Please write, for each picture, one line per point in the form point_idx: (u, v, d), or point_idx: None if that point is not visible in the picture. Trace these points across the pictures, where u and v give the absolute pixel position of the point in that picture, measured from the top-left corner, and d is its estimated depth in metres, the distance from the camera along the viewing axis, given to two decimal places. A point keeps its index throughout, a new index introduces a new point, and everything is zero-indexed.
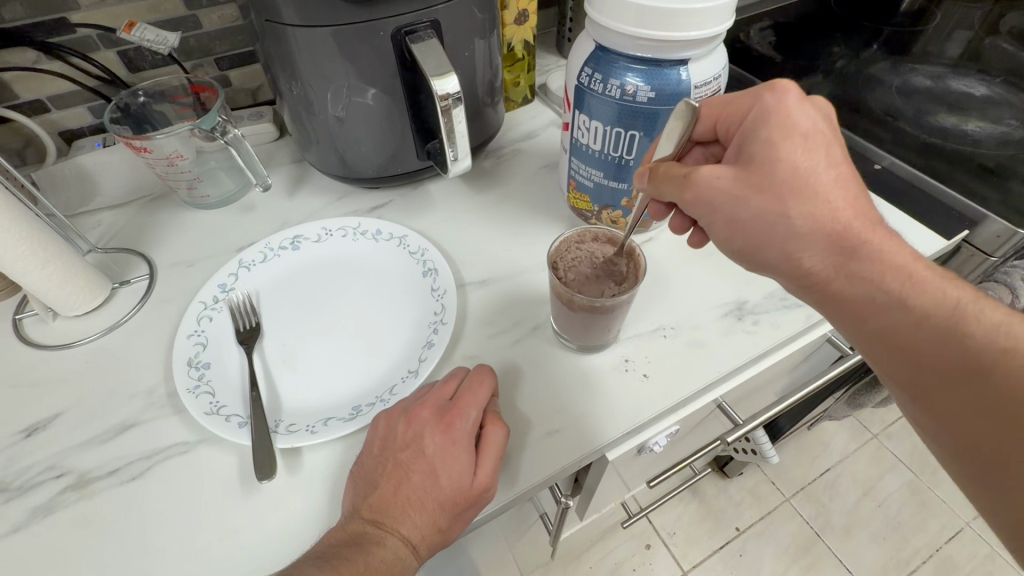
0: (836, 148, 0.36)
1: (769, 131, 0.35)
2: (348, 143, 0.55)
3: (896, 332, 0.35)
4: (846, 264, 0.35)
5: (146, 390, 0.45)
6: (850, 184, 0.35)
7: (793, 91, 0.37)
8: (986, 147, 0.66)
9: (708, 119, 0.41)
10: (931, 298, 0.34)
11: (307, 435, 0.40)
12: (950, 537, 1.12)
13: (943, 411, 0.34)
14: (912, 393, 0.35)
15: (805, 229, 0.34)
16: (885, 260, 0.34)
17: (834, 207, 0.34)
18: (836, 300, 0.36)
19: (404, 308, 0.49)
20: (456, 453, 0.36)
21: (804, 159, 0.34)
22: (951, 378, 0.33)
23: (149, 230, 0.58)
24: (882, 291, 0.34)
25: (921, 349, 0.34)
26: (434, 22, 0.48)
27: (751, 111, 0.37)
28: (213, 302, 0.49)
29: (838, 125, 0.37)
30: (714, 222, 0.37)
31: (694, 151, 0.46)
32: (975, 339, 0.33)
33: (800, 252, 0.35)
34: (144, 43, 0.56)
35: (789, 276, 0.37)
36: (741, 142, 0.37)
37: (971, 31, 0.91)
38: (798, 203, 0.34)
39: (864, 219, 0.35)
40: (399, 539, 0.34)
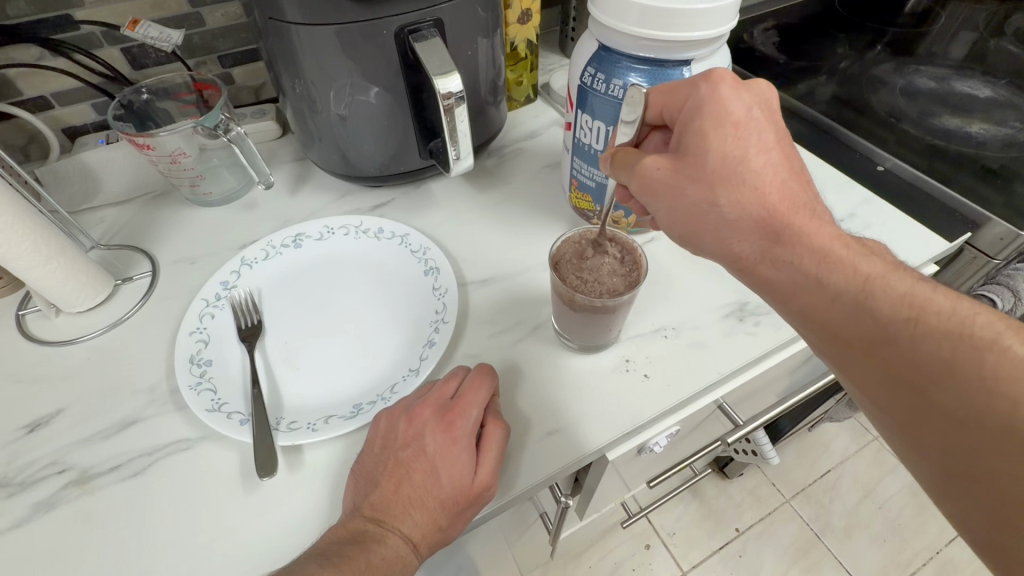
0: (771, 135, 0.35)
1: (703, 120, 0.35)
2: (351, 141, 0.55)
3: (813, 309, 0.33)
4: (775, 250, 0.34)
5: (147, 387, 0.45)
6: (779, 168, 0.35)
7: (727, 80, 0.36)
8: (990, 149, 0.66)
9: (655, 107, 0.40)
10: (843, 275, 0.32)
11: (308, 433, 0.40)
12: (951, 540, 1.11)
13: (865, 387, 0.32)
14: (838, 370, 0.34)
15: (735, 217, 0.34)
16: (805, 240, 0.33)
17: (761, 192, 0.34)
18: (762, 284, 0.35)
19: (404, 306, 0.49)
20: (455, 453, 0.36)
21: (734, 147, 0.34)
22: (865, 352, 0.32)
23: (152, 226, 0.58)
24: (802, 273, 0.33)
25: (836, 326, 0.32)
26: (437, 21, 0.48)
27: (686, 102, 0.37)
28: (215, 300, 0.49)
29: (775, 111, 0.37)
30: (660, 208, 0.37)
31: (654, 137, 0.45)
32: (884, 308, 0.31)
33: (730, 239, 0.35)
34: (147, 40, 0.57)
35: (723, 261, 0.36)
36: (680, 131, 0.37)
37: (976, 33, 0.90)
38: (725, 191, 0.34)
39: (786, 201, 0.34)
40: (400, 538, 0.34)
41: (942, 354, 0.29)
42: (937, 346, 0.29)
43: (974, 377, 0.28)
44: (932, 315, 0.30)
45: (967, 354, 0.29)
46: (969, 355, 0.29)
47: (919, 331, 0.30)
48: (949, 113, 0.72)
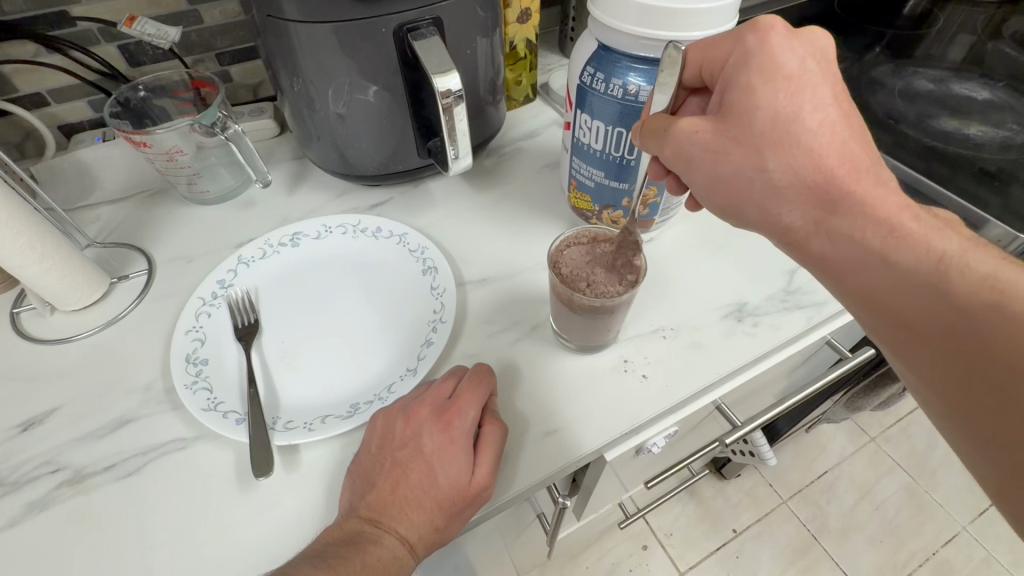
0: (825, 85, 0.33)
1: (749, 75, 0.33)
2: (349, 140, 0.55)
3: (872, 282, 0.33)
4: (822, 217, 0.33)
5: (143, 386, 0.44)
6: (837, 127, 0.33)
7: (778, 26, 0.34)
8: (987, 151, 0.66)
9: (692, 66, 0.38)
10: (912, 251, 0.32)
11: (305, 432, 0.40)
12: (947, 541, 1.12)
13: (926, 364, 0.32)
14: (892, 347, 0.34)
15: (783, 183, 0.33)
16: (867, 210, 0.32)
17: (815, 154, 0.33)
18: (817, 257, 0.35)
19: (402, 306, 0.49)
20: (454, 453, 0.36)
21: (786, 104, 0.33)
22: (931, 330, 0.31)
23: (149, 225, 0.58)
24: (863, 247, 0.33)
25: (900, 303, 0.32)
26: (436, 20, 0.48)
27: (731, 56, 0.35)
28: (211, 298, 0.49)
29: (830, 59, 0.34)
30: (695, 175, 0.36)
31: (693, 100, 0.43)
32: (959, 290, 0.30)
33: (777, 209, 0.34)
34: (144, 37, 0.57)
35: (769, 233, 0.36)
36: (722, 90, 0.35)
37: (973, 35, 0.90)
38: (775, 154, 0.33)
39: (848, 167, 0.33)
40: (396, 539, 0.34)
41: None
42: (1010, 327, 0.29)
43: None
44: (1015, 295, 0.29)
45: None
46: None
47: (1001, 310, 0.29)
48: (947, 115, 0.72)
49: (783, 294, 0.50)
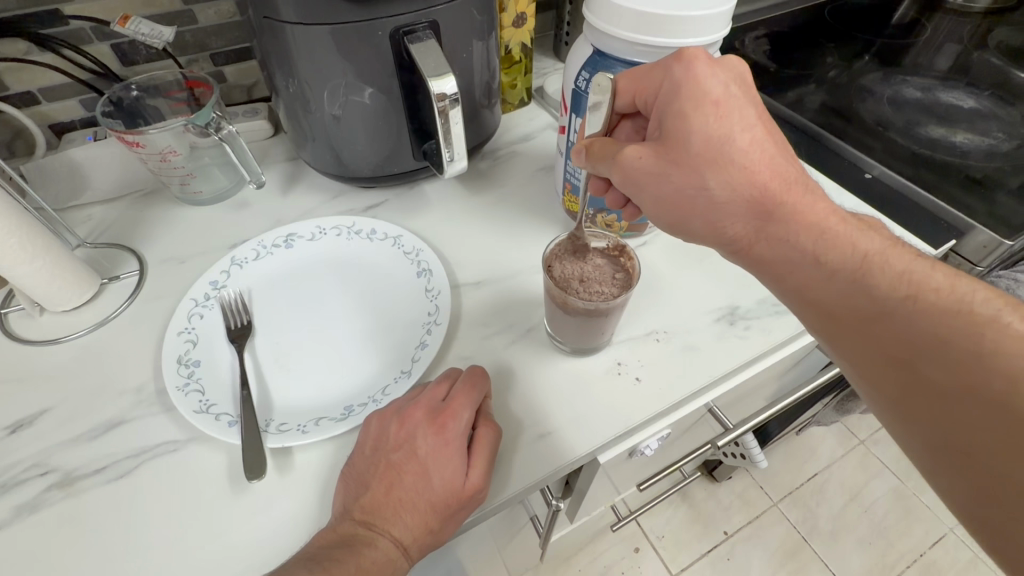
0: (750, 109, 0.35)
1: (682, 104, 0.35)
2: (344, 142, 0.55)
3: (807, 283, 0.35)
4: (764, 230, 0.35)
5: (133, 387, 0.44)
6: (765, 145, 0.35)
7: (701, 59, 0.36)
8: (974, 158, 0.67)
9: (625, 94, 0.41)
10: (841, 253, 0.34)
11: (298, 435, 0.40)
12: (934, 542, 1.13)
13: (856, 359, 0.34)
14: (827, 344, 0.36)
15: (726, 199, 0.35)
16: (799, 218, 0.35)
17: (751, 171, 0.34)
18: (761, 263, 0.36)
19: (397, 307, 0.49)
20: (441, 455, 0.36)
21: (717, 128, 0.34)
22: (862, 326, 0.33)
23: (141, 225, 0.58)
24: (799, 251, 0.35)
25: (833, 302, 0.34)
26: (432, 23, 0.48)
27: (663, 85, 0.37)
28: (204, 300, 0.49)
29: (750, 86, 0.37)
30: (643, 197, 0.38)
31: (625, 125, 0.47)
32: (882, 287, 0.33)
33: (722, 221, 0.35)
34: (138, 36, 0.57)
35: (715, 245, 0.37)
36: (659, 115, 0.37)
37: (960, 45, 0.92)
38: (714, 172, 0.34)
39: (782, 180, 0.35)
40: (390, 540, 0.34)
41: (937, 328, 0.31)
42: (929, 320, 0.32)
43: (967, 355, 0.30)
44: (929, 292, 0.32)
45: (966, 329, 0.31)
46: (963, 329, 0.31)
47: (918, 308, 0.32)
48: (934, 122, 0.73)
49: (774, 298, 0.51)
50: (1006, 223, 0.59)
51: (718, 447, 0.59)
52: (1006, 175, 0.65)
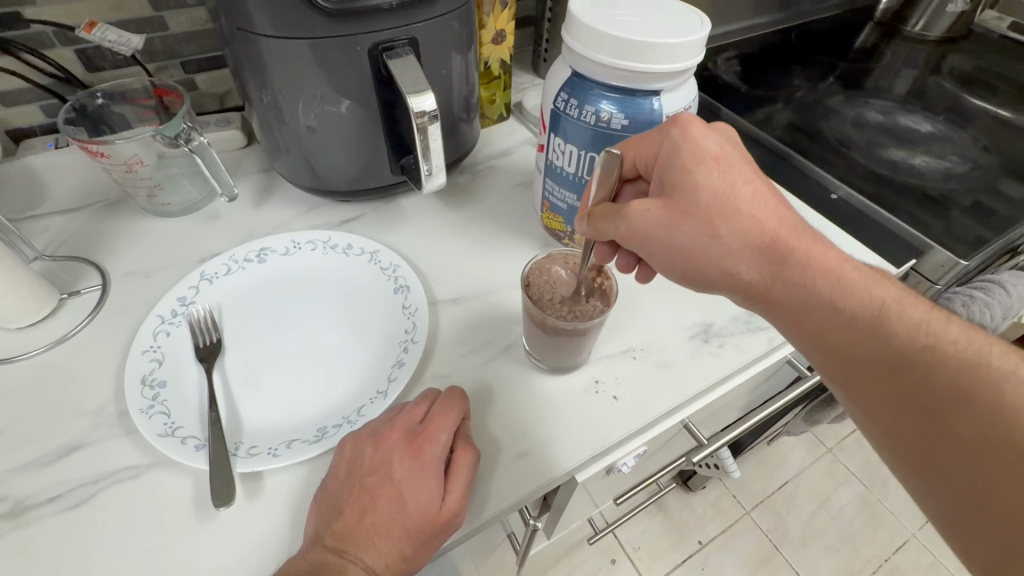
0: (748, 165, 0.37)
1: (684, 161, 0.36)
2: (320, 155, 0.54)
3: (823, 330, 0.35)
4: (778, 276, 0.35)
5: (93, 409, 0.42)
6: (767, 197, 0.36)
7: (695, 122, 0.37)
8: (932, 180, 0.70)
9: (629, 161, 0.41)
10: (857, 299, 0.34)
11: (269, 459, 0.38)
12: (898, 547, 1.17)
13: (876, 408, 0.33)
14: (843, 392, 0.35)
15: (738, 245, 0.35)
16: (812, 266, 0.35)
17: (760, 222, 0.35)
18: (776, 309, 0.36)
19: (373, 325, 0.48)
20: (422, 488, 0.35)
21: (722, 182, 0.35)
22: (882, 374, 0.33)
23: (104, 237, 0.55)
24: (816, 298, 0.35)
25: (851, 348, 0.34)
26: (412, 39, 0.48)
27: (663, 147, 0.38)
28: (171, 317, 0.47)
29: (742, 147, 0.38)
30: (651, 251, 0.38)
31: (625, 189, 0.45)
32: (900, 336, 0.33)
33: (735, 267, 0.36)
34: (105, 43, 0.54)
35: (729, 290, 0.37)
36: (662, 171, 0.38)
37: (918, 70, 0.97)
38: (725, 223, 0.35)
39: (789, 229, 0.36)
40: (362, 568, 0.33)
41: (956, 376, 0.31)
42: (949, 370, 0.31)
43: (988, 404, 0.30)
44: (946, 342, 0.32)
45: (982, 378, 0.30)
46: (986, 378, 0.30)
47: (937, 357, 0.32)
48: (895, 145, 0.76)
49: (746, 316, 0.52)
50: (962, 243, 0.62)
51: (694, 464, 0.61)
52: (961, 197, 0.68)
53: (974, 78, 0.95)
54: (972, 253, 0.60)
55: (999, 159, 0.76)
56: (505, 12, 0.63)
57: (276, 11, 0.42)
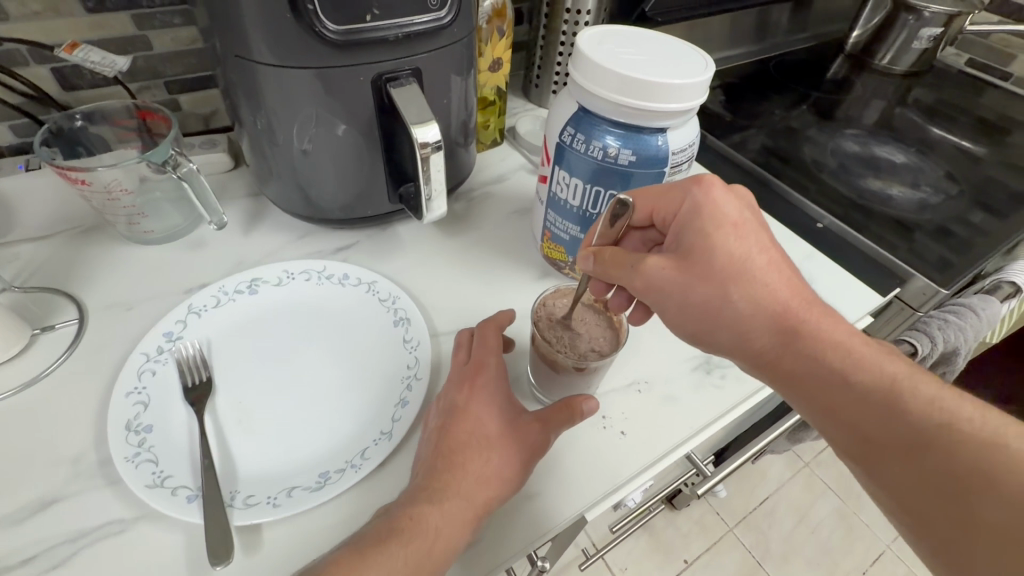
0: (765, 234, 0.38)
1: (701, 223, 0.38)
2: (316, 183, 0.53)
3: (840, 410, 0.34)
4: (789, 344, 0.36)
5: (71, 457, 0.39)
6: (784, 267, 0.37)
7: (718, 184, 0.39)
8: (909, 209, 0.73)
9: (643, 209, 0.42)
10: (872, 376, 0.34)
11: (268, 509, 0.36)
12: (874, 559, 1.20)
13: (896, 494, 0.32)
14: (864, 477, 0.34)
15: (748, 312, 0.36)
16: (824, 339, 0.35)
17: (774, 291, 0.36)
18: (788, 381, 0.36)
19: (373, 360, 0.47)
20: (491, 375, 0.43)
21: (737, 246, 0.37)
22: (901, 457, 0.32)
23: (80, 266, 0.52)
24: (827, 370, 0.35)
25: (865, 426, 0.33)
26: (415, 70, 0.47)
27: (682, 206, 0.39)
28: (157, 354, 0.45)
29: (761, 214, 0.40)
30: (666, 306, 0.39)
31: (635, 236, 0.47)
32: (917, 414, 0.32)
33: (746, 333, 0.37)
34: (87, 64, 0.54)
35: (740, 357, 0.38)
36: (678, 232, 0.39)
37: (887, 101, 1.02)
38: (738, 287, 0.36)
39: (803, 301, 0.37)
40: (475, 484, 0.37)
41: (983, 464, 0.29)
42: (972, 457, 0.30)
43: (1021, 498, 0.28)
44: (966, 426, 0.31)
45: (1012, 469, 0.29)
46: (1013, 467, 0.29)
47: (958, 440, 0.30)
48: (870, 174, 0.80)
49: None
50: (941, 271, 0.64)
51: (699, 496, 0.65)
52: (935, 225, 0.71)
53: (939, 110, 1.00)
54: (950, 281, 0.63)
55: (965, 188, 0.80)
56: (502, 40, 0.63)
57: (277, 40, 0.41)
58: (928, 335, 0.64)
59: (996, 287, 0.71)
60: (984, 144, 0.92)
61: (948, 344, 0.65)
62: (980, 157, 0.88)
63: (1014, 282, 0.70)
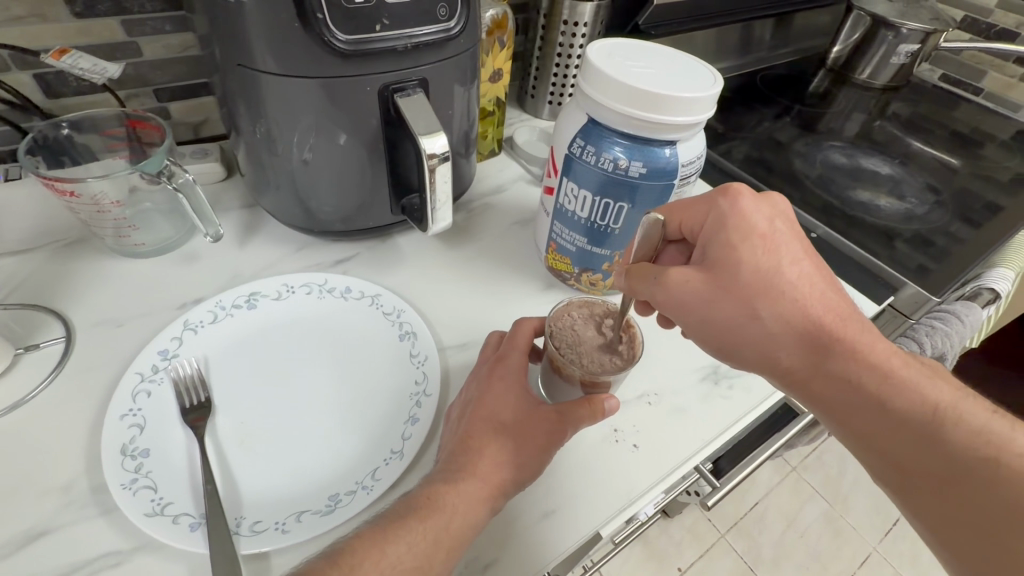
0: (794, 245, 0.38)
1: (728, 235, 0.38)
2: (317, 194, 0.51)
3: (867, 424, 0.36)
4: (818, 360, 0.37)
5: (61, 485, 0.37)
6: (815, 281, 0.38)
7: (745, 195, 0.39)
8: (897, 220, 0.75)
9: (674, 223, 0.42)
10: (908, 400, 0.35)
11: (277, 535, 0.35)
12: (862, 562, 1.21)
13: (929, 514, 0.35)
14: (898, 495, 0.36)
15: (779, 328, 0.37)
16: (857, 358, 0.36)
17: (804, 307, 0.37)
18: (820, 399, 0.37)
19: (379, 376, 0.45)
20: (511, 365, 0.42)
21: (766, 261, 0.37)
22: (935, 481, 0.34)
23: (66, 281, 0.50)
24: (861, 391, 0.36)
25: (903, 452, 0.35)
26: (421, 80, 0.46)
27: (709, 217, 0.39)
28: (152, 374, 0.43)
29: (792, 221, 0.40)
30: (689, 321, 0.39)
31: (670, 249, 0.45)
32: (956, 440, 0.34)
33: (775, 350, 0.37)
34: (75, 71, 0.51)
35: (766, 370, 0.39)
36: (704, 245, 0.39)
37: (868, 113, 1.05)
38: (767, 304, 0.37)
39: (835, 317, 0.37)
40: (479, 479, 0.36)
41: (1021, 491, 0.32)
42: (1013, 487, 0.32)
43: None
44: (1009, 454, 0.33)
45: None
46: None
47: (995, 467, 0.33)
48: (857, 185, 0.82)
49: None
50: (931, 280, 0.66)
51: (708, 506, 0.65)
52: (922, 235, 0.73)
53: (916, 122, 1.04)
54: (940, 290, 0.64)
55: (947, 199, 0.82)
56: (502, 52, 0.64)
57: (281, 48, 0.40)
58: (916, 341, 0.64)
59: (979, 292, 0.70)
60: (962, 155, 0.95)
61: (935, 350, 0.64)
62: (959, 169, 0.91)
63: (993, 288, 0.67)
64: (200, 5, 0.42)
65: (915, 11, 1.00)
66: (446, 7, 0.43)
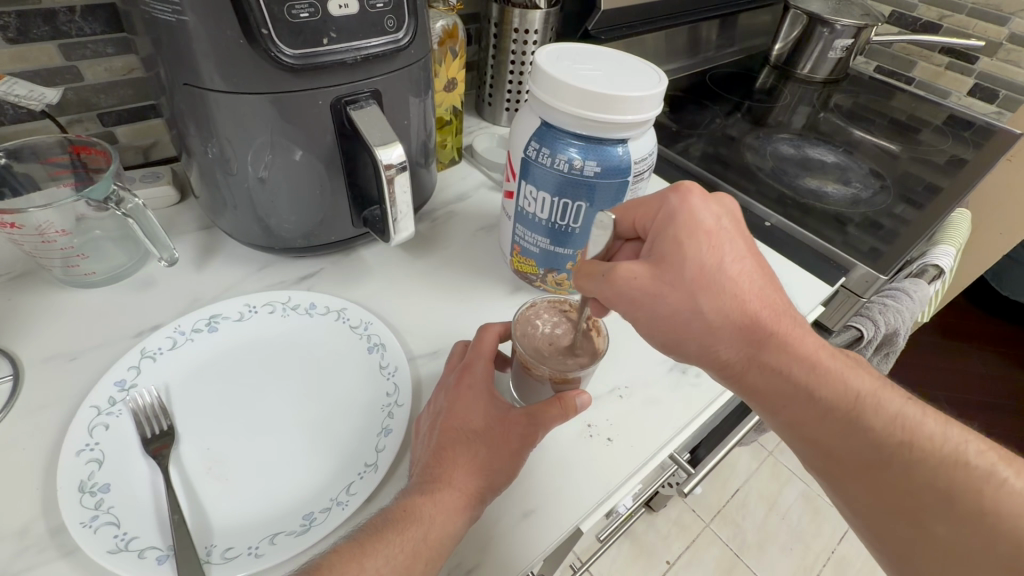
0: (739, 242, 0.40)
1: (676, 229, 0.39)
2: (271, 210, 0.50)
3: (800, 413, 0.38)
4: (756, 354, 0.38)
5: (16, 531, 0.35)
6: (754, 277, 0.39)
7: (694, 192, 0.40)
8: (844, 204, 0.79)
9: (625, 220, 0.43)
10: (835, 392, 0.37)
11: (250, 560, 0.34)
12: (841, 538, 1.24)
13: (854, 499, 0.36)
14: (827, 481, 0.38)
15: (718, 323, 0.38)
16: (791, 352, 0.38)
17: (743, 300, 0.38)
18: (755, 390, 0.39)
19: (350, 390, 0.45)
20: (479, 372, 0.42)
21: (711, 257, 0.38)
22: (858, 468, 0.36)
23: (14, 317, 0.48)
24: (791, 382, 0.38)
25: (827, 440, 0.37)
26: (374, 92, 0.47)
27: (660, 212, 0.40)
28: (109, 407, 0.41)
29: (737, 219, 0.41)
30: (638, 315, 0.40)
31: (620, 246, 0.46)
32: (878, 429, 0.36)
33: (715, 345, 0.38)
34: (11, 97, 0.51)
35: (707, 365, 0.40)
36: (653, 238, 0.40)
37: (813, 104, 1.10)
38: (707, 298, 0.38)
39: (772, 313, 0.38)
40: (455, 489, 0.36)
41: (938, 479, 0.34)
42: (932, 472, 0.34)
43: (966, 505, 0.33)
44: (921, 438, 0.35)
45: (956, 480, 0.33)
46: (957, 479, 0.33)
47: (913, 454, 0.34)
48: (806, 174, 0.86)
49: None
50: (881, 259, 0.69)
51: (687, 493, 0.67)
52: (869, 218, 0.77)
53: (857, 112, 1.09)
54: (888, 269, 0.68)
55: (890, 183, 0.87)
56: (455, 61, 0.65)
57: (228, 65, 0.40)
58: (872, 318, 0.70)
59: (923, 270, 0.77)
60: (900, 141, 1.00)
61: (890, 325, 0.70)
62: (899, 155, 0.96)
63: (938, 265, 0.76)
64: (142, 26, 0.41)
65: (848, 8, 1.05)
66: (394, 18, 0.43)
